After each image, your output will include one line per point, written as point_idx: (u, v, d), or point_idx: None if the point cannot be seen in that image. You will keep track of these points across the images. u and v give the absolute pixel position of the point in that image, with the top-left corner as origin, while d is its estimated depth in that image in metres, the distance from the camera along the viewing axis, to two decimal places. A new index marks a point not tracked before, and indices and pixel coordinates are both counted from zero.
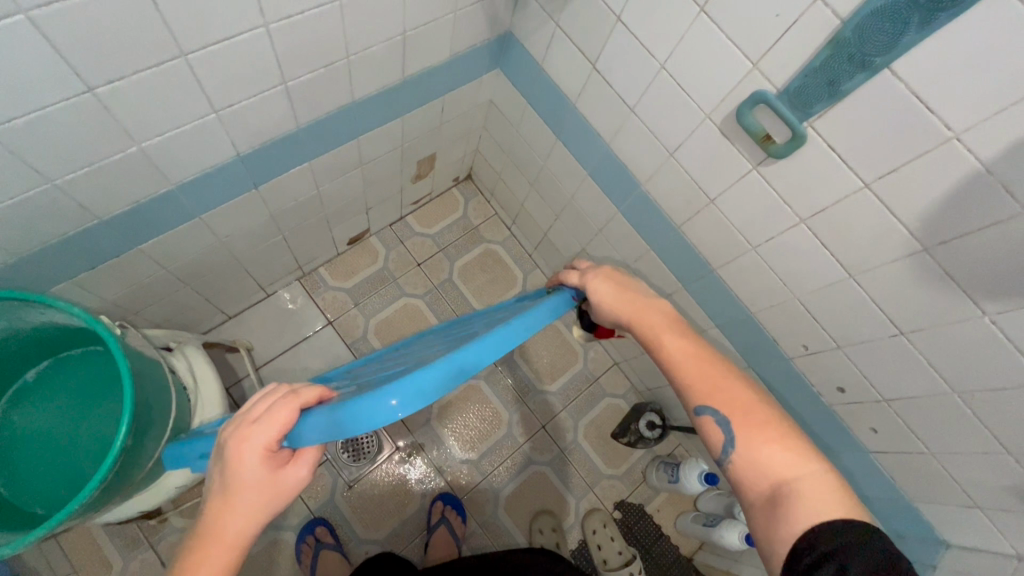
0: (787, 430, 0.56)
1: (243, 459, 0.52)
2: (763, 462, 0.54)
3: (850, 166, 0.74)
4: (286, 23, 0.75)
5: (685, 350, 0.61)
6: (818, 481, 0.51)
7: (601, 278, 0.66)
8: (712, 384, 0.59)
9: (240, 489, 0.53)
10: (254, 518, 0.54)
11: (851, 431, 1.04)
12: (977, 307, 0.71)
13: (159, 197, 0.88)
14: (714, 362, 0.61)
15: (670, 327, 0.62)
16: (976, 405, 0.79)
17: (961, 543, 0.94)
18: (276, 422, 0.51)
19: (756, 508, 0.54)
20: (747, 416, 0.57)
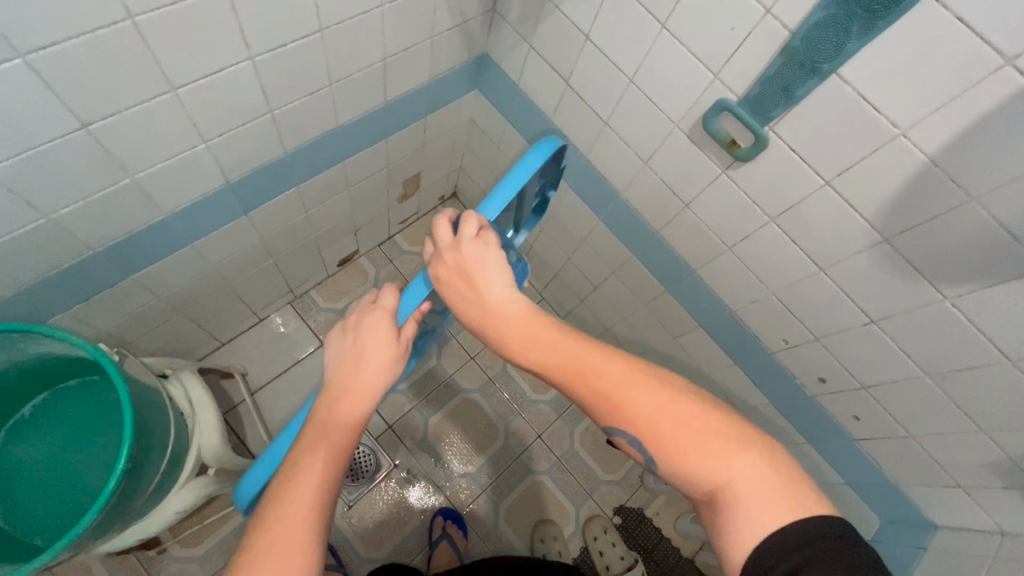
0: (704, 427, 0.52)
1: (375, 326, 0.60)
2: (693, 474, 0.51)
3: (810, 166, 0.79)
4: (271, 55, 0.79)
5: (567, 364, 0.58)
6: (754, 487, 0.48)
7: (445, 275, 0.64)
8: (609, 403, 0.55)
9: (367, 351, 0.60)
10: (379, 376, 0.60)
11: (836, 421, 1.06)
12: (938, 292, 0.76)
13: (152, 226, 0.90)
14: (602, 369, 0.56)
15: (536, 344, 0.60)
16: (948, 386, 0.83)
17: (948, 523, 0.97)
18: (385, 306, 0.62)
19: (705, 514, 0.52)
20: (655, 430, 0.53)
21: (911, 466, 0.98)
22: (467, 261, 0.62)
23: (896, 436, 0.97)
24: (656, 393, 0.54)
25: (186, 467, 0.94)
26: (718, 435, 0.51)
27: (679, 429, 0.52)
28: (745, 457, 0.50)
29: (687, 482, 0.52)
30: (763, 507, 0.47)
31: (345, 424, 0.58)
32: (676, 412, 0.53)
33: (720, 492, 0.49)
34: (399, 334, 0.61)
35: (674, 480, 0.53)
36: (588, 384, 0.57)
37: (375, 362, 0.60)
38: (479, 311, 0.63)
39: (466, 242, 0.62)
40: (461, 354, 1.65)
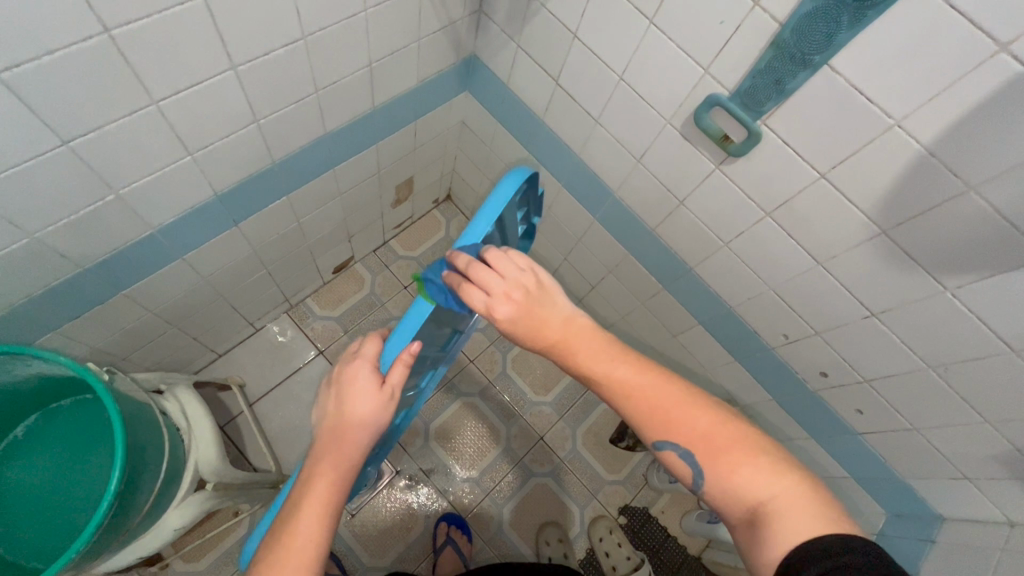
0: (754, 449, 0.54)
1: (357, 377, 0.58)
2: (740, 487, 0.53)
3: (805, 160, 0.77)
4: (253, 64, 0.78)
5: (628, 383, 0.58)
6: (799, 503, 0.50)
7: (504, 313, 0.57)
8: (667, 418, 0.56)
9: (350, 405, 0.58)
10: (364, 426, 0.59)
11: (839, 415, 1.05)
12: (938, 283, 0.74)
13: (141, 241, 0.89)
14: (663, 389, 0.58)
15: (603, 360, 0.60)
16: (951, 378, 0.82)
17: (955, 516, 0.95)
18: (366, 354, 0.59)
19: (741, 531, 0.53)
20: (710, 445, 0.55)
21: (917, 458, 0.97)
22: (533, 294, 0.59)
23: (900, 428, 0.96)
24: (708, 416, 0.56)
25: (184, 483, 0.93)
26: (769, 460, 0.53)
27: (732, 445, 0.54)
28: (794, 478, 0.52)
29: (727, 500, 0.54)
30: (804, 520, 0.48)
31: (332, 476, 0.58)
32: (729, 433, 0.56)
33: (762, 506, 0.51)
34: (382, 384, 0.58)
35: (717, 497, 0.55)
36: (640, 400, 0.58)
37: (358, 418, 0.58)
38: (553, 335, 0.60)
39: (518, 273, 0.59)
40: (460, 358, 1.64)
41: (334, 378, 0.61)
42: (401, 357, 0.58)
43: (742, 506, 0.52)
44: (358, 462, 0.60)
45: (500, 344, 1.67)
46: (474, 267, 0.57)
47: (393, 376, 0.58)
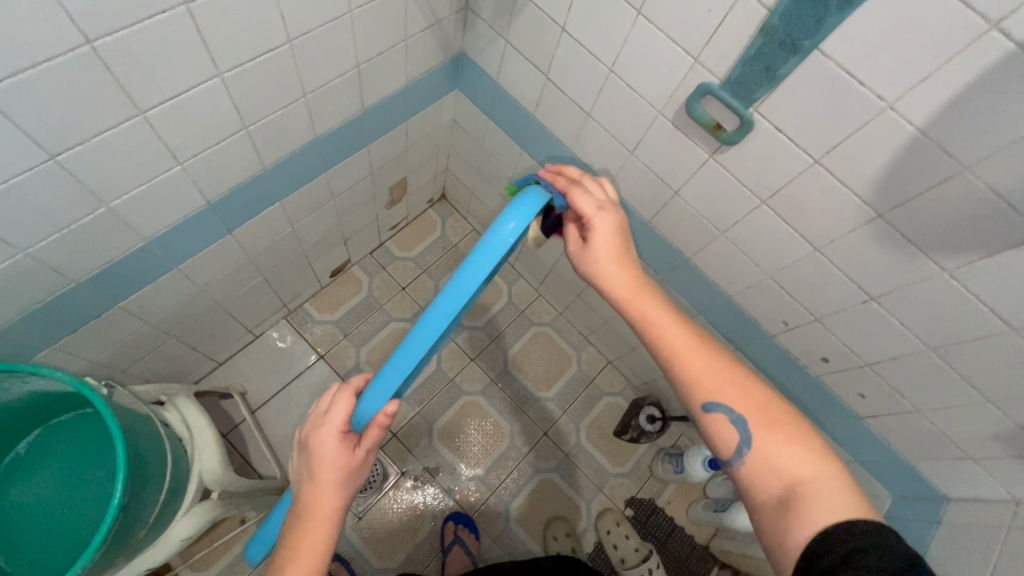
0: (801, 433, 0.58)
1: (326, 448, 0.60)
2: (784, 461, 0.56)
3: (799, 146, 0.77)
4: (240, 70, 0.77)
5: (692, 345, 0.63)
6: (832, 488, 0.52)
7: (601, 221, 0.67)
8: (725, 383, 0.61)
9: (325, 469, 0.60)
10: (338, 492, 0.61)
11: (841, 399, 1.05)
12: (937, 265, 0.74)
13: (134, 253, 0.89)
14: (723, 362, 0.62)
15: (673, 322, 0.64)
16: (951, 359, 0.82)
17: (961, 495, 0.95)
18: (336, 420, 0.60)
19: (767, 508, 0.55)
20: (765, 416, 0.59)
21: (920, 439, 0.97)
22: (623, 232, 0.69)
23: (903, 411, 0.96)
24: (755, 392, 0.60)
25: (189, 493, 0.94)
26: (808, 444, 0.57)
27: (777, 420, 0.59)
28: (826, 465, 0.54)
29: (761, 475, 0.56)
30: (839, 503, 0.51)
31: (315, 542, 0.60)
32: (775, 412, 0.59)
33: (799, 484, 0.54)
34: (357, 445, 0.61)
35: (756, 469, 0.57)
36: (693, 359, 0.62)
37: (334, 480, 0.61)
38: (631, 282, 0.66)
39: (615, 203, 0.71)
40: (461, 356, 1.64)
41: (304, 441, 0.63)
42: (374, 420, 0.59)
43: (779, 481, 0.55)
44: (338, 525, 0.62)
45: (501, 341, 1.67)
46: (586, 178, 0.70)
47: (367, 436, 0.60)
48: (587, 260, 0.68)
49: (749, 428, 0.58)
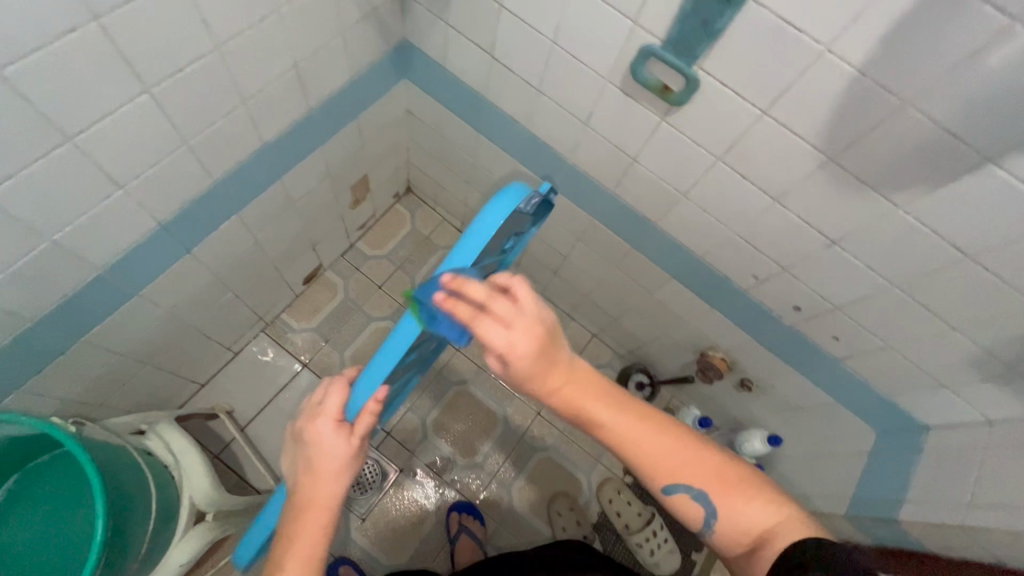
0: (754, 482, 0.60)
1: (322, 437, 0.59)
2: (747, 520, 0.58)
3: (745, 98, 0.77)
4: (170, 83, 0.74)
5: (640, 434, 0.60)
6: (789, 520, 0.56)
7: (518, 356, 0.53)
8: (679, 462, 0.60)
9: (319, 458, 0.59)
10: (338, 480, 0.60)
11: (817, 344, 1.07)
12: (890, 202, 0.75)
13: (90, 284, 0.86)
14: (674, 438, 0.61)
15: (613, 407, 0.60)
16: (915, 292, 0.83)
17: (938, 423, 0.98)
18: (330, 408, 0.59)
19: (740, 555, 0.59)
20: (723, 483, 0.60)
21: (896, 374, 0.99)
22: (549, 351, 0.56)
23: (876, 348, 0.97)
24: (715, 456, 0.61)
25: (181, 518, 0.94)
26: (765, 494, 0.59)
27: (735, 481, 0.60)
28: (779, 505, 0.58)
29: (730, 536, 0.59)
30: (796, 528, 0.55)
31: (313, 533, 0.58)
32: (731, 474, 0.61)
33: (766, 531, 0.57)
34: (352, 433, 0.60)
35: (724, 533, 0.59)
36: (648, 450, 0.60)
37: (329, 470, 0.59)
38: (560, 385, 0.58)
39: (538, 310, 0.55)
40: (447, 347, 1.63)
41: (297, 431, 0.62)
42: (367, 407, 0.58)
43: (748, 536, 0.58)
44: (337, 515, 0.61)
45: None
46: (495, 298, 0.53)
47: (362, 422, 0.59)
48: (516, 380, 0.57)
49: (711, 501, 0.59)
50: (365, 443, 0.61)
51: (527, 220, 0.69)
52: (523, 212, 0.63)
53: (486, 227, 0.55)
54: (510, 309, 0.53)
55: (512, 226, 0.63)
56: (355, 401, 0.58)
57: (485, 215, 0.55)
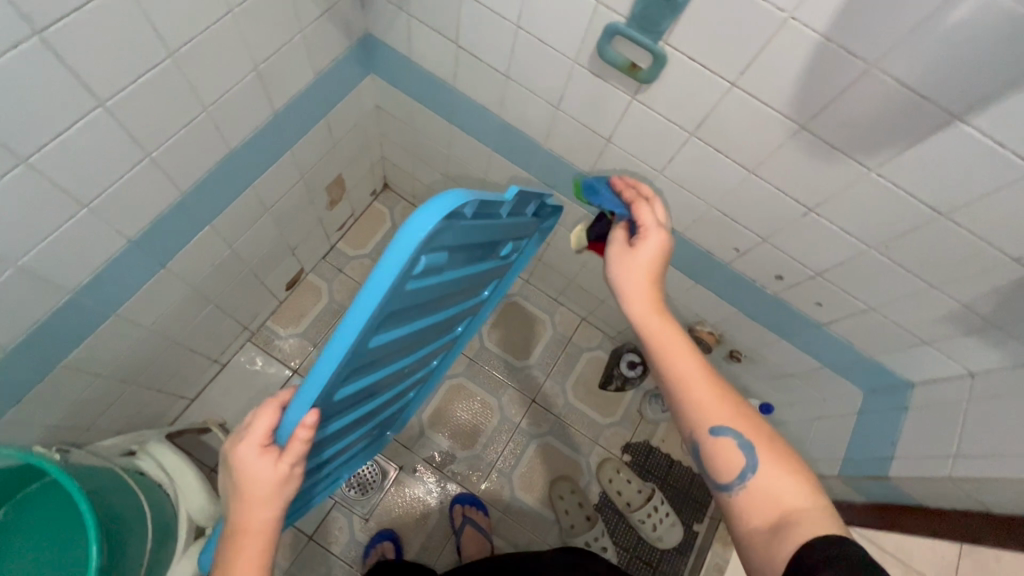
0: (797, 465, 0.59)
1: (246, 463, 0.59)
2: (778, 490, 0.56)
3: (713, 72, 0.76)
4: (125, 95, 0.72)
5: (700, 368, 0.64)
6: (823, 508, 0.54)
7: (655, 236, 0.74)
8: (729, 410, 0.61)
9: (246, 484, 0.59)
10: (270, 506, 0.60)
11: (801, 311, 1.08)
12: (863, 166, 0.75)
13: (63, 307, 0.84)
14: (726, 389, 0.63)
15: (683, 340, 0.66)
16: (893, 253, 0.84)
17: (923, 379, 1.00)
18: (257, 430, 0.59)
19: (758, 529, 0.56)
20: (770, 447, 0.59)
21: (880, 335, 1.00)
22: (660, 254, 0.73)
23: (860, 310, 0.98)
24: (762, 421, 0.62)
25: (180, 536, 0.93)
26: (803, 476, 0.58)
27: (776, 450, 0.59)
28: (817, 491, 0.56)
29: (758, 502, 0.57)
30: (829, 519, 0.53)
31: (248, 558, 0.59)
32: (779, 441, 0.60)
33: (797, 509, 0.55)
34: (280, 458, 0.59)
35: (751, 499, 0.58)
36: (703, 391, 0.63)
37: (257, 496, 0.59)
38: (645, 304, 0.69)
39: (664, 227, 0.76)
40: None
41: (226, 454, 0.62)
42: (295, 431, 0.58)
43: (774, 508, 0.56)
44: (274, 538, 0.61)
45: None
46: (655, 201, 0.79)
47: (291, 447, 0.59)
48: (625, 266, 0.73)
49: (754, 453, 0.59)
50: (298, 468, 0.60)
51: (476, 221, 0.68)
52: (462, 215, 0.63)
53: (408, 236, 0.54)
54: (661, 211, 0.77)
55: (452, 230, 0.63)
56: (289, 419, 0.59)
57: (409, 226, 0.55)
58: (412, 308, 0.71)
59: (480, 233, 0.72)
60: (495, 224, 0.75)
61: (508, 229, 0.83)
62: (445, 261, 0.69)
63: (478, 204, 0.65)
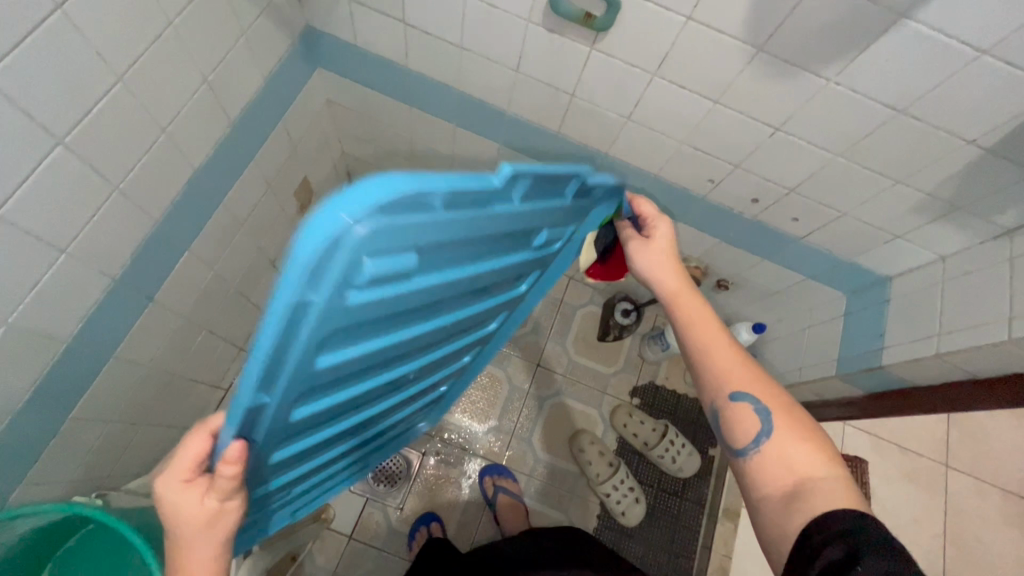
0: (821, 443, 0.59)
1: (172, 499, 0.55)
2: (791, 461, 0.57)
3: (667, 8, 0.77)
4: (81, 129, 0.69)
5: (722, 343, 0.67)
6: (837, 483, 0.54)
7: (663, 226, 0.77)
8: (752, 384, 0.63)
9: (176, 522, 0.55)
10: (208, 543, 0.56)
11: (779, 228, 1.13)
12: (821, 77, 0.79)
13: (62, 358, 0.82)
14: (750, 367, 0.65)
15: (711, 318, 0.68)
16: (858, 157, 0.89)
17: (900, 271, 1.07)
18: (185, 460, 0.55)
19: (771, 499, 0.56)
20: (790, 421, 0.60)
21: (855, 237, 1.06)
22: (670, 245, 0.76)
23: (834, 217, 1.03)
24: (787, 398, 0.62)
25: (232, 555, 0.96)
26: (823, 450, 0.58)
27: (795, 424, 0.60)
28: (837, 466, 0.56)
29: (772, 468, 0.58)
30: (840, 495, 0.53)
31: None
32: (801, 417, 0.61)
33: (809, 479, 0.55)
34: (206, 492, 0.55)
35: (763, 467, 0.59)
36: (726, 365, 0.65)
37: (191, 534, 0.55)
38: (673, 286, 0.72)
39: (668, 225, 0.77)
40: None
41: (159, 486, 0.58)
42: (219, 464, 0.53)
43: (787, 476, 0.56)
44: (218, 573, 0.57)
45: None
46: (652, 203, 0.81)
47: (217, 483, 0.53)
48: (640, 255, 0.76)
49: (770, 421, 0.60)
50: (227, 502, 0.55)
51: (465, 217, 0.55)
52: (428, 210, 0.50)
53: (324, 237, 0.42)
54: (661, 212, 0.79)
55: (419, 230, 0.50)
56: (221, 444, 0.54)
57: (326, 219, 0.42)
58: (385, 313, 0.61)
59: (479, 229, 0.59)
60: (501, 213, 0.61)
61: (535, 220, 0.69)
62: (423, 261, 0.58)
63: (456, 194, 0.51)
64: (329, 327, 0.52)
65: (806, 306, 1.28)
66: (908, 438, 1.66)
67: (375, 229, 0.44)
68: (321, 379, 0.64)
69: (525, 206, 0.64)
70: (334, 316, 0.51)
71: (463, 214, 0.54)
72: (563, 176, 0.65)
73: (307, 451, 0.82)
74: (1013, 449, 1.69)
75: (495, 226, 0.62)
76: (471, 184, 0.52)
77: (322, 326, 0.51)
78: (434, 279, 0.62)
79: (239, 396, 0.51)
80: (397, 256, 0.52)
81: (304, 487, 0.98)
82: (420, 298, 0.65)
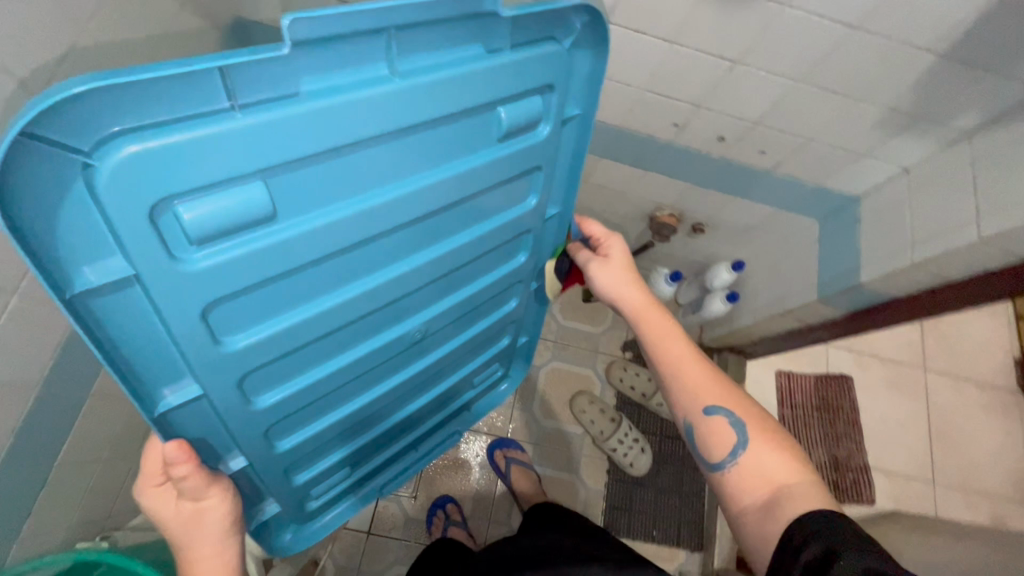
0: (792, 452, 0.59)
1: (154, 505, 0.62)
2: (766, 467, 0.57)
3: None
4: None
5: (687, 356, 0.66)
6: (809, 486, 0.55)
7: (614, 241, 0.73)
8: (721, 396, 0.63)
9: (163, 525, 0.63)
10: (194, 541, 0.63)
11: (747, 164, 1.13)
12: (775, 2, 0.77)
13: (35, 409, 0.78)
14: (717, 379, 0.65)
15: (674, 332, 0.68)
16: (818, 79, 0.89)
17: (864, 188, 1.09)
18: (153, 472, 0.61)
19: (749, 514, 0.56)
20: (761, 429, 0.60)
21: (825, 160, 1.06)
22: (626, 261, 0.73)
23: (803, 142, 1.03)
24: (756, 406, 0.63)
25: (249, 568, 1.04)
26: (798, 458, 0.58)
27: (766, 432, 0.60)
28: (809, 471, 0.57)
29: (746, 480, 0.58)
30: (815, 500, 0.53)
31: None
32: (772, 424, 0.61)
33: (782, 487, 0.55)
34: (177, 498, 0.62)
35: (739, 481, 0.58)
36: (692, 378, 0.65)
37: (174, 532, 0.62)
38: (634, 303, 0.70)
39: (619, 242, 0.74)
40: None
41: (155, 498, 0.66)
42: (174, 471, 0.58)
43: (765, 485, 0.56)
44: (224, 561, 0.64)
45: None
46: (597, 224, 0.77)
47: (181, 485, 0.60)
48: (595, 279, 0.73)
49: (743, 431, 0.60)
50: (199, 503, 0.62)
51: (302, 110, 0.41)
52: (228, 114, 0.39)
53: (73, 188, 0.37)
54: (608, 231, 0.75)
55: (241, 151, 0.40)
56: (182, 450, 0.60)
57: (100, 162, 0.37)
58: (295, 263, 0.51)
59: (384, 119, 0.46)
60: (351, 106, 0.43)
61: (476, 104, 0.51)
62: (305, 189, 0.47)
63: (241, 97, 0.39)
64: (188, 298, 0.46)
65: (778, 240, 1.29)
66: (887, 347, 1.73)
67: (122, 159, 0.37)
68: (260, 355, 0.57)
69: (433, 79, 0.46)
70: (201, 282, 0.46)
71: (302, 109, 0.41)
72: (471, 16, 0.45)
73: (314, 445, 0.79)
74: (983, 342, 1.79)
75: (392, 128, 0.47)
76: (274, 62, 0.38)
77: (171, 298, 0.46)
78: (344, 213, 0.50)
79: (133, 398, 0.52)
80: (234, 191, 0.42)
81: (340, 484, 0.96)
82: (345, 231, 0.52)
